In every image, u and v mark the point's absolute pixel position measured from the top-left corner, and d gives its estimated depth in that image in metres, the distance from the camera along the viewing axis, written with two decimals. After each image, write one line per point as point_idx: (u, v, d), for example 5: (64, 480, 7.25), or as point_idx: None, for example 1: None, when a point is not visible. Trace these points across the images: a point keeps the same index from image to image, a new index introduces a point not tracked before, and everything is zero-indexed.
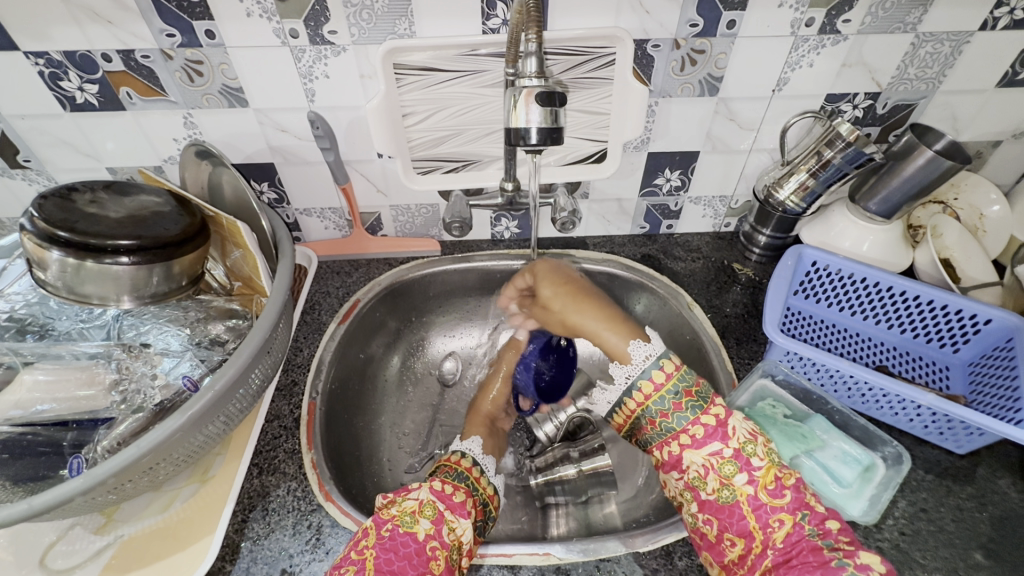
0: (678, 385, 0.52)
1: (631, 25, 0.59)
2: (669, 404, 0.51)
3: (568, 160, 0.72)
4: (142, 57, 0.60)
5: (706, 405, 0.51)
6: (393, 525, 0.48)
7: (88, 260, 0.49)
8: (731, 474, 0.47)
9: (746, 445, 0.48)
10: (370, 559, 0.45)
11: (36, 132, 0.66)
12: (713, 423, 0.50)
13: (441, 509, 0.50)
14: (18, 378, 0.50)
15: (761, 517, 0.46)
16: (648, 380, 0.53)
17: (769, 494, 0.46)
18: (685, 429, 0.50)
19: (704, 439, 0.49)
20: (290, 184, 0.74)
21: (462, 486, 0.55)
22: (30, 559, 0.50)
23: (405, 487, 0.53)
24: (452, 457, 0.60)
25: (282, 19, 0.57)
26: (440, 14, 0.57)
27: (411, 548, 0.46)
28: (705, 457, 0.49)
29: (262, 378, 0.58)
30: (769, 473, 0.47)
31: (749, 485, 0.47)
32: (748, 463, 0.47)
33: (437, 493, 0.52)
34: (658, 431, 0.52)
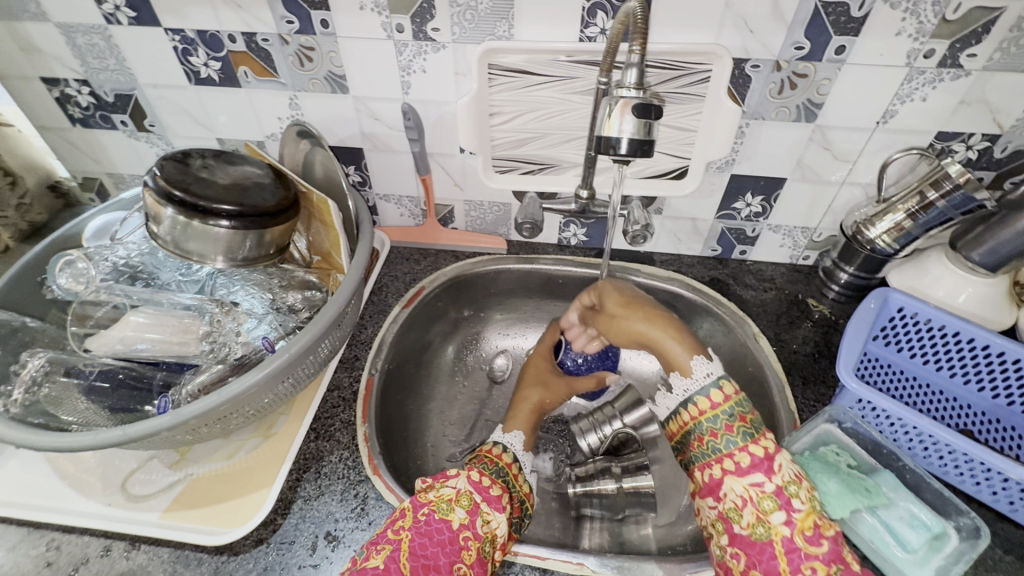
0: (733, 409, 0.51)
1: (732, 43, 0.58)
2: (720, 424, 0.51)
3: (646, 174, 0.71)
4: (262, 39, 0.65)
5: (756, 435, 0.50)
6: (429, 510, 0.49)
7: (194, 220, 0.54)
8: (768, 510, 0.46)
9: (790, 485, 0.46)
10: (405, 539, 0.46)
11: (163, 100, 0.74)
12: (759, 454, 0.48)
13: (477, 501, 0.51)
14: (125, 318, 0.54)
15: (794, 561, 0.44)
16: (705, 397, 0.52)
17: (806, 540, 0.44)
18: (731, 454, 0.49)
19: (748, 468, 0.48)
20: (374, 169, 0.77)
21: (498, 481, 0.55)
22: (114, 481, 0.56)
23: (444, 474, 0.54)
24: (492, 449, 0.60)
25: (391, 13, 0.60)
26: (541, 19, 0.58)
27: (445, 535, 0.47)
28: (746, 486, 0.47)
29: (330, 349, 0.61)
30: (809, 518, 0.45)
31: (786, 527, 0.45)
32: (788, 502, 0.45)
33: (474, 484, 0.53)
34: (704, 450, 0.51)
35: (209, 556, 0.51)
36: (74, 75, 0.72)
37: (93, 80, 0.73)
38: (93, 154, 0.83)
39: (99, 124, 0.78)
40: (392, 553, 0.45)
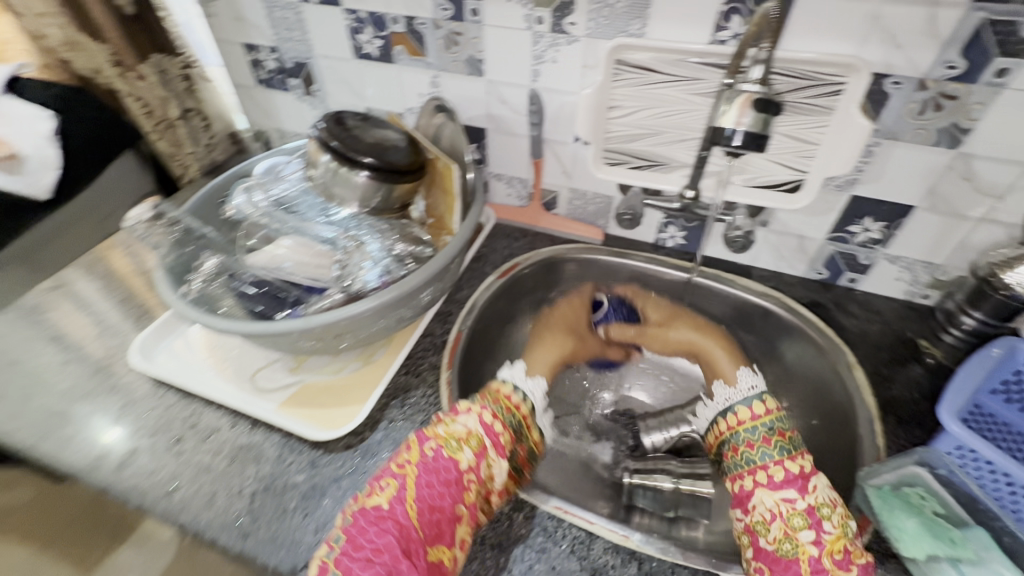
0: (772, 424, 0.56)
1: (873, 56, 0.56)
2: (758, 436, 0.56)
3: (758, 183, 0.71)
4: (420, 23, 0.74)
5: (794, 452, 0.54)
6: (437, 446, 0.50)
7: (343, 167, 0.65)
8: (798, 527, 0.48)
9: (823, 507, 0.49)
10: (410, 475, 0.48)
11: (330, 70, 0.86)
12: (794, 471, 0.52)
13: (485, 445, 0.52)
14: (277, 242, 0.65)
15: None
16: (746, 408, 0.58)
17: (834, 563, 0.46)
18: (765, 466, 0.53)
19: (781, 483, 0.51)
20: (493, 149, 0.84)
21: (508, 428, 0.56)
22: (245, 374, 0.67)
23: (456, 409, 0.55)
24: (499, 387, 0.60)
25: (535, 7, 0.66)
26: (674, 20, 0.61)
27: (451, 475, 0.49)
28: (777, 501, 0.50)
29: (431, 297, 0.69)
30: (838, 542, 0.47)
31: (814, 547, 0.47)
32: (819, 523, 0.48)
33: (484, 425, 0.54)
34: (739, 460, 0.55)
35: (309, 448, 0.60)
36: (267, 43, 0.87)
37: (279, 49, 0.87)
38: (267, 111, 0.99)
39: (277, 86, 0.93)
40: (395, 493, 0.47)
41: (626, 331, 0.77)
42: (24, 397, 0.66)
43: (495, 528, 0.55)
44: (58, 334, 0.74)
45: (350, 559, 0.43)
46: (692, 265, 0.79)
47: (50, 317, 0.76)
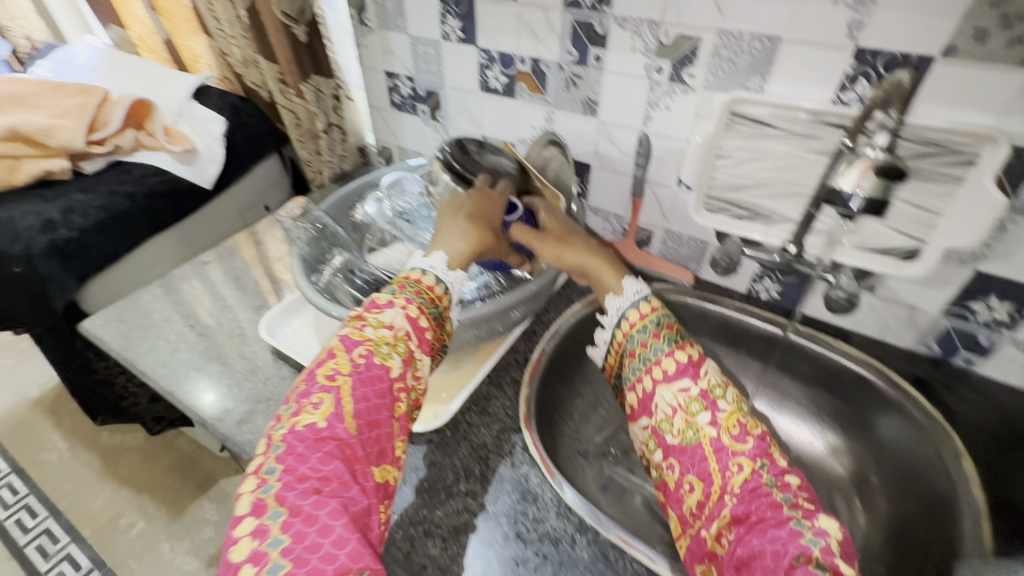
0: (659, 319, 0.60)
1: (1016, 130, 0.54)
2: (649, 333, 0.59)
3: (870, 247, 0.68)
4: (544, 65, 0.80)
5: (682, 343, 0.58)
6: (365, 353, 0.52)
7: (460, 187, 0.72)
8: (695, 411, 0.53)
9: (715, 389, 0.54)
10: (344, 389, 0.50)
11: (456, 99, 0.96)
12: (684, 361, 0.56)
13: (411, 347, 0.55)
14: (398, 249, 0.74)
15: (721, 459, 0.50)
16: (635, 311, 0.61)
17: (732, 438, 0.51)
18: (658, 361, 0.57)
19: (676, 374, 0.56)
20: (595, 184, 0.88)
21: (433, 321, 0.58)
22: None
23: (379, 304, 0.56)
24: (412, 275, 0.59)
25: (656, 57, 0.70)
26: (797, 78, 0.62)
27: (383, 383, 0.52)
28: (675, 393, 0.55)
29: (521, 315, 0.73)
30: (732, 419, 0.52)
31: (713, 428, 0.52)
32: (713, 404, 0.53)
33: (411, 323, 0.56)
34: (637, 363, 0.59)
35: None
36: (405, 72, 0.99)
37: (416, 78, 0.98)
38: (394, 131, 1.11)
39: (407, 109, 1.05)
40: (332, 411, 0.48)
41: (526, 231, 0.67)
42: (173, 351, 0.78)
43: (558, 547, 0.55)
44: (204, 303, 0.87)
45: (293, 494, 0.43)
46: (786, 322, 0.76)
47: (199, 288, 0.90)
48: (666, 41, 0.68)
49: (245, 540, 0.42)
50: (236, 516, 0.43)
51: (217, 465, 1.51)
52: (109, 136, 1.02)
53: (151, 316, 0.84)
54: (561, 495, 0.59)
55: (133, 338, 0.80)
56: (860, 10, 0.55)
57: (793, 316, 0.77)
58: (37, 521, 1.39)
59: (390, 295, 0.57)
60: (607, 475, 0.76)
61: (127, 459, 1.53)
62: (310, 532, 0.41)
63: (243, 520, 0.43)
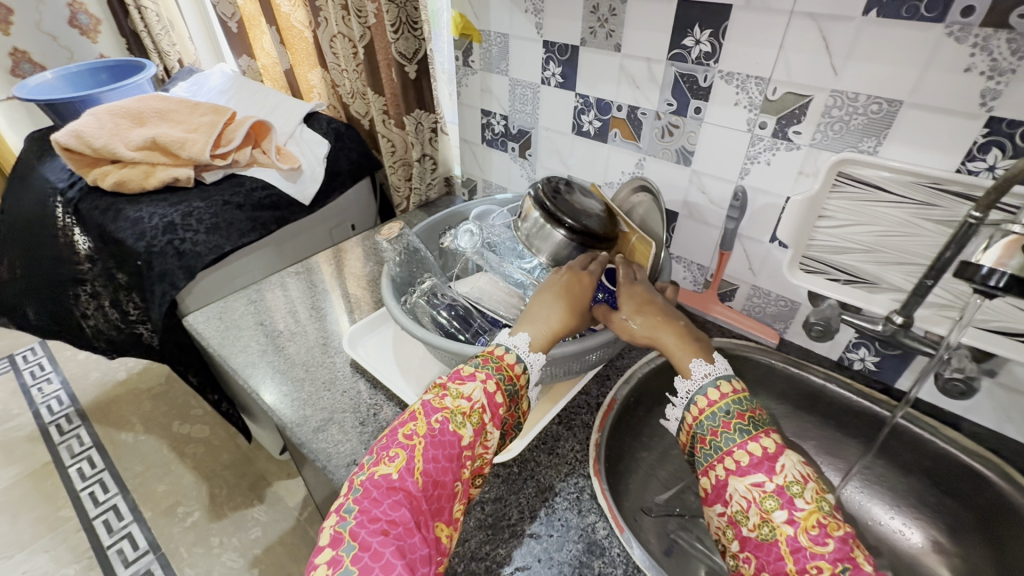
0: (730, 407, 0.53)
1: None
2: (717, 421, 0.52)
3: (992, 327, 0.63)
4: (641, 113, 0.82)
5: (756, 432, 0.51)
6: (441, 419, 0.52)
7: (547, 224, 0.73)
8: (770, 508, 0.46)
9: (793, 485, 0.47)
10: (418, 447, 0.50)
11: (546, 140, 0.99)
12: (758, 453, 0.49)
13: (484, 419, 0.54)
14: (479, 276, 0.77)
15: (799, 561, 0.44)
16: (701, 396, 0.54)
17: (810, 539, 0.44)
18: (730, 452, 0.50)
19: (748, 468, 0.49)
20: (680, 233, 0.88)
21: (508, 399, 0.57)
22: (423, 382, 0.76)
23: (462, 374, 0.56)
24: (496, 350, 0.59)
25: (760, 112, 0.70)
26: (917, 142, 0.60)
27: (453, 449, 0.51)
28: (747, 487, 0.48)
29: (598, 358, 0.72)
30: (812, 517, 0.45)
31: (789, 526, 0.45)
32: (790, 501, 0.46)
33: (488, 398, 0.55)
34: (707, 451, 0.52)
35: None
36: (500, 111, 1.03)
37: (510, 117, 1.02)
38: (481, 165, 1.16)
39: (497, 146, 1.09)
40: (404, 464, 0.49)
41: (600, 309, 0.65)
42: (262, 354, 0.83)
43: None
44: (294, 310, 0.93)
45: (366, 530, 0.44)
46: (883, 399, 0.71)
47: (291, 296, 0.96)
48: (774, 97, 0.67)
49: (322, 567, 0.42)
50: (316, 546, 0.44)
51: (271, 467, 1.58)
52: (230, 152, 1.13)
53: (246, 319, 0.90)
54: (630, 552, 0.56)
55: (228, 337, 0.86)
56: (997, 79, 0.53)
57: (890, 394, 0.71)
58: (108, 496, 1.48)
59: (473, 366, 0.57)
60: (672, 536, 0.72)
61: (193, 449, 1.62)
62: (377, 566, 0.42)
63: (322, 550, 0.44)
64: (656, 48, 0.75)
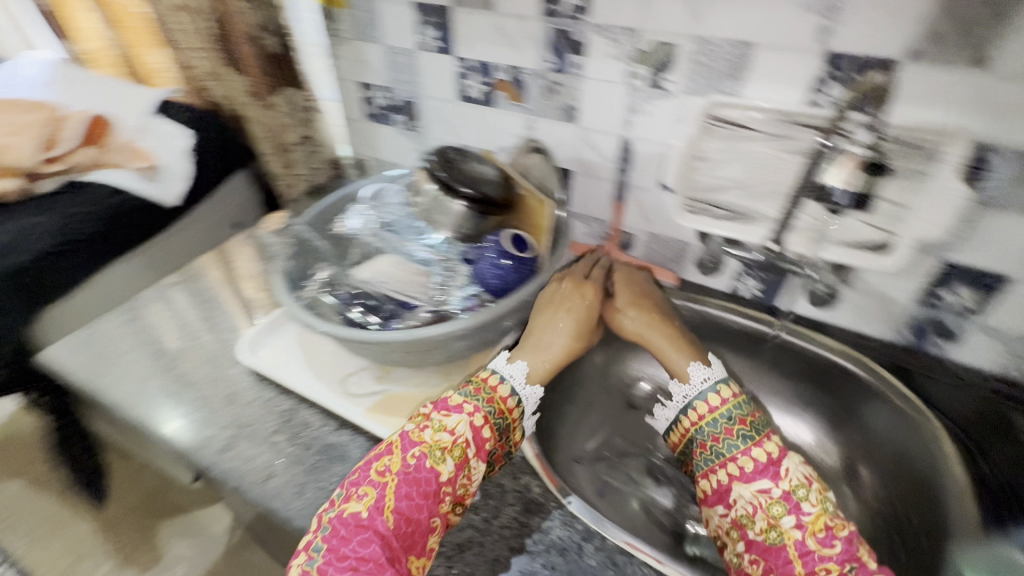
0: (731, 412, 0.57)
1: (976, 126, 0.57)
2: (719, 428, 0.56)
3: (846, 242, 0.71)
4: (523, 73, 0.81)
5: (758, 438, 0.55)
6: (419, 456, 0.53)
7: (445, 195, 0.72)
8: (778, 514, 0.50)
9: (797, 489, 0.51)
10: (389, 485, 0.51)
11: (432, 109, 0.95)
12: (763, 459, 0.53)
13: (467, 454, 0.54)
14: (379, 258, 0.73)
15: (808, 563, 0.48)
16: (702, 402, 0.59)
17: (818, 542, 0.48)
18: (733, 457, 0.54)
19: (753, 474, 0.52)
20: (577, 190, 0.89)
21: (495, 432, 0.57)
22: (335, 376, 0.72)
23: (448, 406, 0.57)
24: (489, 378, 0.61)
25: (634, 64, 0.72)
26: (771, 82, 0.64)
27: (430, 486, 0.51)
28: (753, 493, 0.52)
29: (511, 323, 0.72)
30: (819, 521, 0.49)
31: (797, 530, 0.49)
32: (797, 505, 0.50)
33: (473, 431, 0.55)
34: (708, 456, 0.56)
35: None
36: (381, 82, 0.97)
37: (393, 88, 0.97)
38: (369, 141, 1.09)
39: (383, 120, 1.03)
40: (375, 503, 0.49)
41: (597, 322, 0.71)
42: (145, 378, 0.74)
43: (565, 557, 0.54)
44: (176, 325, 0.83)
45: (334, 568, 0.46)
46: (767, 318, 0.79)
47: (170, 311, 0.86)
48: (645, 48, 0.69)
49: None
50: None
51: None
52: (64, 154, 0.97)
53: (118, 343, 0.79)
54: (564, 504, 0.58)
55: (100, 367, 0.75)
56: (829, 17, 0.58)
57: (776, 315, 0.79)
58: None
59: (461, 399, 0.58)
60: (604, 479, 0.76)
61: None
62: None
63: None
64: (529, 5, 0.74)
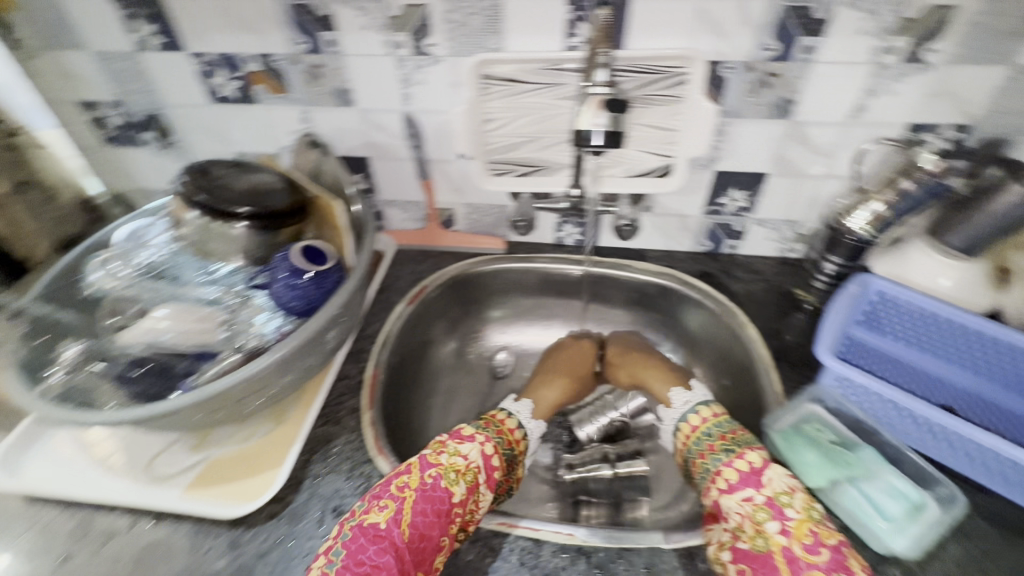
0: (713, 429, 0.60)
1: (705, 47, 0.62)
2: (705, 445, 0.59)
3: (635, 173, 0.75)
4: (275, 60, 0.71)
5: (739, 450, 0.55)
6: (436, 475, 0.53)
7: (216, 222, 0.62)
8: (762, 519, 0.48)
9: (782, 496, 0.50)
10: (409, 500, 0.50)
11: (186, 118, 0.80)
12: (746, 469, 0.53)
13: (479, 479, 0.55)
14: (151, 313, 0.59)
15: (795, 571, 0.45)
16: (685, 423, 0.63)
17: (804, 548, 0.46)
18: (719, 471, 0.54)
19: (738, 484, 0.52)
20: (380, 176, 0.82)
21: (502, 462, 0.59)
22: (139, 463, 0.60)
23: (461, 435, 0.58)
24: (499, 414, 0.65)
25: (391, 32, 0.66)
26: (528, 32, 0.64)
27: (444, 506, 0.51)
28: (739, 503, 0.51)
29: (337, 339, 0.65)
30: (804, 527, 0.47)
31: (783, 535, 0.47)
32: (781, 512, 0.48)
33: (484, 458, 0.57)
34: (700, 472, 0.57)
35: (227, 528, 0.55)
36: (107, 97, 0.79)
37: (126, 101, 0.79)
38: (122, 170, 0.90)
39: (129, 142, 0.85)
40: (394, 514, 0.49)
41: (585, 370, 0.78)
42: None
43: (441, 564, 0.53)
44: None
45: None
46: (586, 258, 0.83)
47: None
48: (396, 13, 0.64)
49: None
50: None
51: None
52: None
53: None
54: None
55: None
56: None
57: (588, 252, 0.84)
58: None
59: (473, 429, 0.59)
60: None
61: None
62: None
63: None
64: None
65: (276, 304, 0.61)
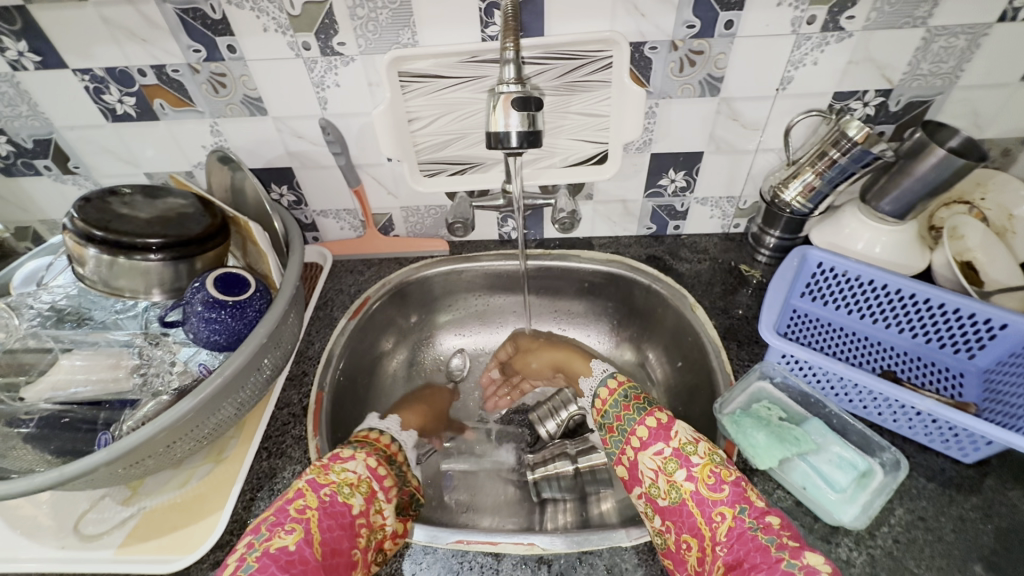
0: (628, 391, 0.61)
1: (627, 29, 0.60)
2: (620, 407, 0.60)
3: (571, 162, 0.73)
4: (172, 71, 0.65)
5: (651, 409, 0.58)
6: (331, 491, 0.51)
7: (120, 257, 0.56)
8: (672, 470, 0.51)
9: (686, 444, 0.52)
10: (314, 519, 0.48)
11: (83, 141, 0.73)
12: (655, 425, 0.55)
13: (372, 489, 0.55)
14: (57, 363, 0.54)
15: (705, 511, 0.48)
16: (603, 388, 0.64)
17: (708, 488, 0.49)
18: (633, 431, 0.57)
19: (649, 440, 0.54)
20: (307, 186, 0.78)
21: (387, 472, 0.58)
22: (67, 525, 0.55)
23: (341, 454, 0.57)
24: (372, 434, 0.64)
25: (295, 32, 0.61)
26: (441, 24, 0.60)
27: (346, 519, 0.50)
28: (652, 458, 0.53)
29: (273, 366, 0.62)
30: (707, 469, 0.50)
31: (689, 481, 0.50)
32: (687, 460, 0.51)
33: (371, 471, 0.56)
34: (617, 437, 0.59)
35: None
36: None
37: (10, 127, 0.72)
38: (20, 202, 0.82)
39: (22, 171, 0.77)
40: (303, 535, 0.47)
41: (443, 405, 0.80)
42: None
43: None
44: None
45: None
46: (520, 253, 0.80)
47: None
48: (296, 12, 0.59)
49: None
50: None
51: None
52: None
53: None
54: None
55: None
56: None
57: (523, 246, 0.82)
58: None
59: (351, 448, 0.58)
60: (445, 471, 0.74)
61: None
62: None
63: None
64: None
65: (195, 341, 0.57)
